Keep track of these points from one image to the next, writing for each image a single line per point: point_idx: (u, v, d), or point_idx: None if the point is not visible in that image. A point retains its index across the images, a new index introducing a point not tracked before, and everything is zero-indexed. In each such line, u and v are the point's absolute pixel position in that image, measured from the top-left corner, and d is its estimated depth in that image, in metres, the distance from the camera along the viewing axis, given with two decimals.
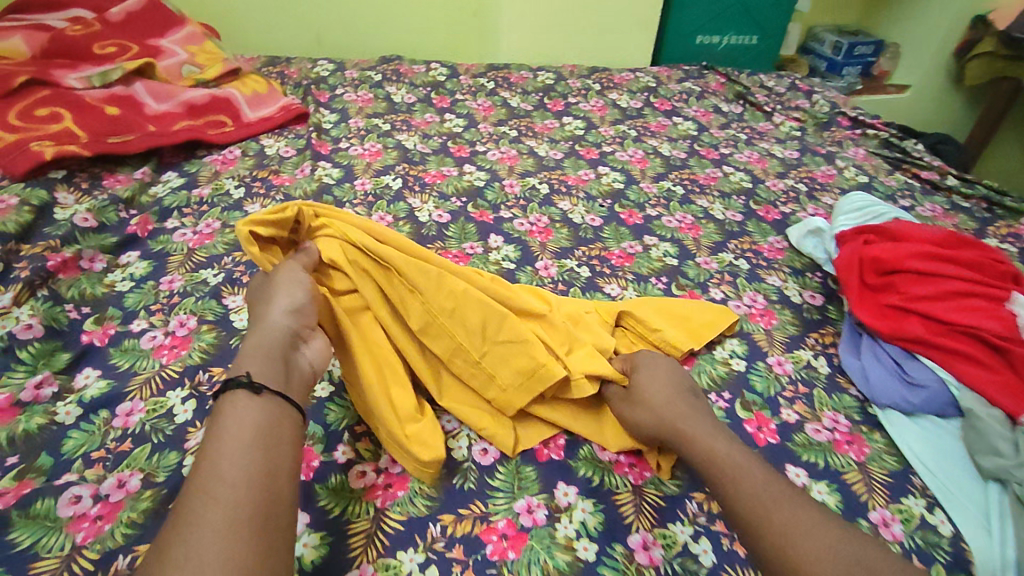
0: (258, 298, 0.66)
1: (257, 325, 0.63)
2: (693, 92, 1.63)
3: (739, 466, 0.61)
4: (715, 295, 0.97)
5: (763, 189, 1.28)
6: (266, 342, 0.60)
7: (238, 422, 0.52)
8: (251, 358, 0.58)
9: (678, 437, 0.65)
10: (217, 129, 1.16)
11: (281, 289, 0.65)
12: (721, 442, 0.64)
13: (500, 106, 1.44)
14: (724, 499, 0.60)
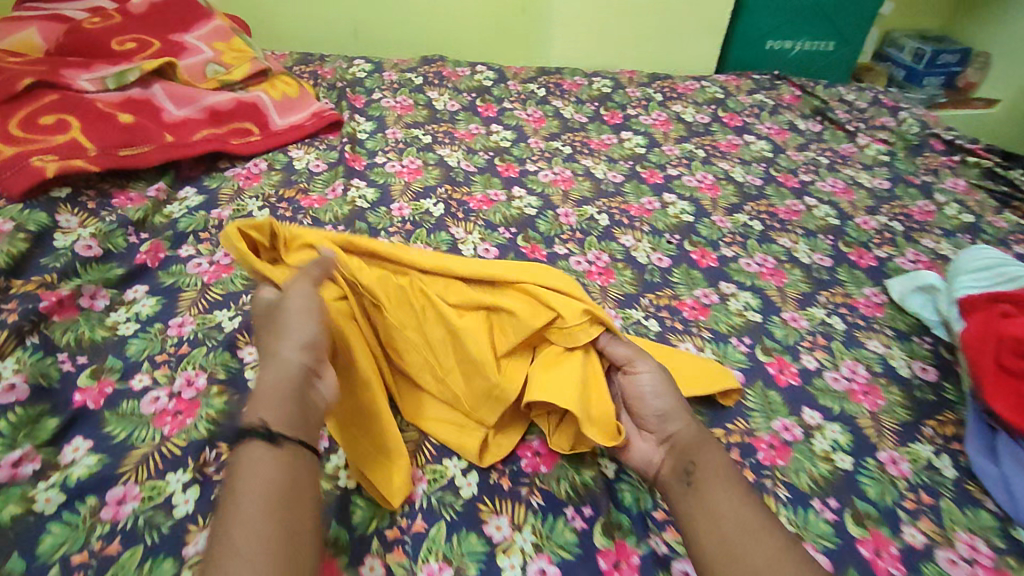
0: (267, 324, 0.61)
1: (267, 357, 0.57)
2: (765, 106, 1.46)
3: (738, 480, 0.60)
4: (809, 364, 0.84)
5: (852, 227, 1.12)
6: (282, 381, 0.55)
7: (253, 471, 0.49)
8: (266, 402, 0.53)
9: (687, 431, 0.64)
10: (241, 138, 1.04)
11: (292, 314, 0.60)
12: (725, 455, 0.63)
13: (551, 117, 1.29)
14: (705, 493, 0.58)
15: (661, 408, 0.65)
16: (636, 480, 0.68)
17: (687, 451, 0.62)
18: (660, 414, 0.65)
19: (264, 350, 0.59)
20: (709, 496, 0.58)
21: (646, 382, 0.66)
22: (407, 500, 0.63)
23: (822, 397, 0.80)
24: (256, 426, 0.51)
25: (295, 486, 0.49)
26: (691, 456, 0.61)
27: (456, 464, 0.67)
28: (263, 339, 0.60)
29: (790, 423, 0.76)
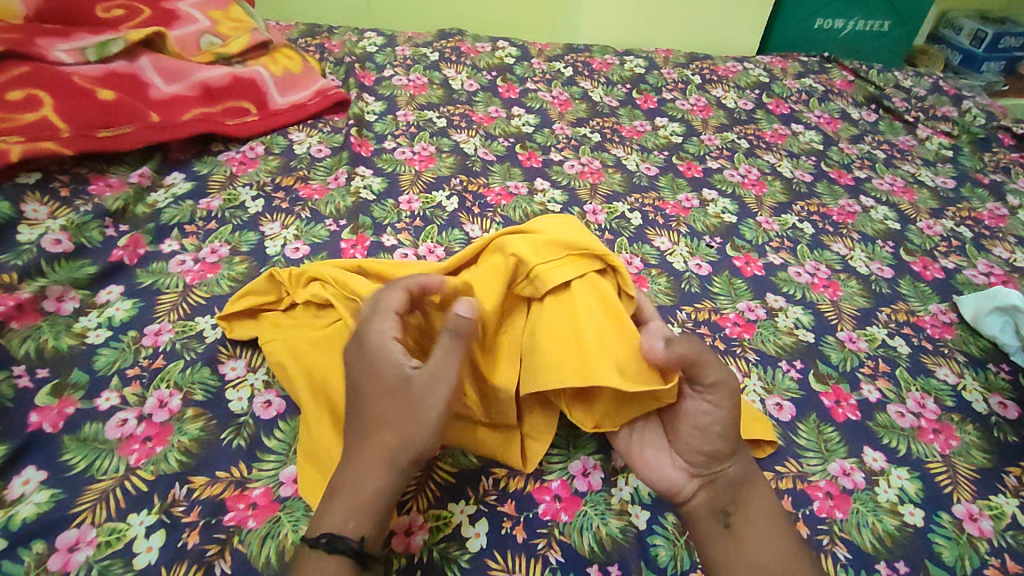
0: (387, 396, 0.52)
1: (375, 451, 0.50)
2: (814, 92, 1.33)
3: (780, 525, 0.55)
4: (869, 396, 0.73)
5: (914, 232, 0.99)
6: (381, 491, 0.49)
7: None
8: (362, 512, 0.49)
9: (732, 471, 0.56)
10: (237, 118, 0.94)
11: (425, 417, 0.51)
12: (763, 494, 0.57)
13: (579, 99, 1.17)
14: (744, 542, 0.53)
15: (714, 450, 0.55)
16: (672, 533, 0.58)
17: (728, 489, 0.56)
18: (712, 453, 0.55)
19: (372, 433, 0.51)
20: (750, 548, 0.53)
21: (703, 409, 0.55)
22: (405, 553, 0.54)
23: (884, 435, 0.70)
24: (352, 546, 0.47)
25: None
26: (733, 500, 0.55)
27: (464, 509, 0.58)
28: (374, 409, 0.52)
29: (848, 467, 0.66)
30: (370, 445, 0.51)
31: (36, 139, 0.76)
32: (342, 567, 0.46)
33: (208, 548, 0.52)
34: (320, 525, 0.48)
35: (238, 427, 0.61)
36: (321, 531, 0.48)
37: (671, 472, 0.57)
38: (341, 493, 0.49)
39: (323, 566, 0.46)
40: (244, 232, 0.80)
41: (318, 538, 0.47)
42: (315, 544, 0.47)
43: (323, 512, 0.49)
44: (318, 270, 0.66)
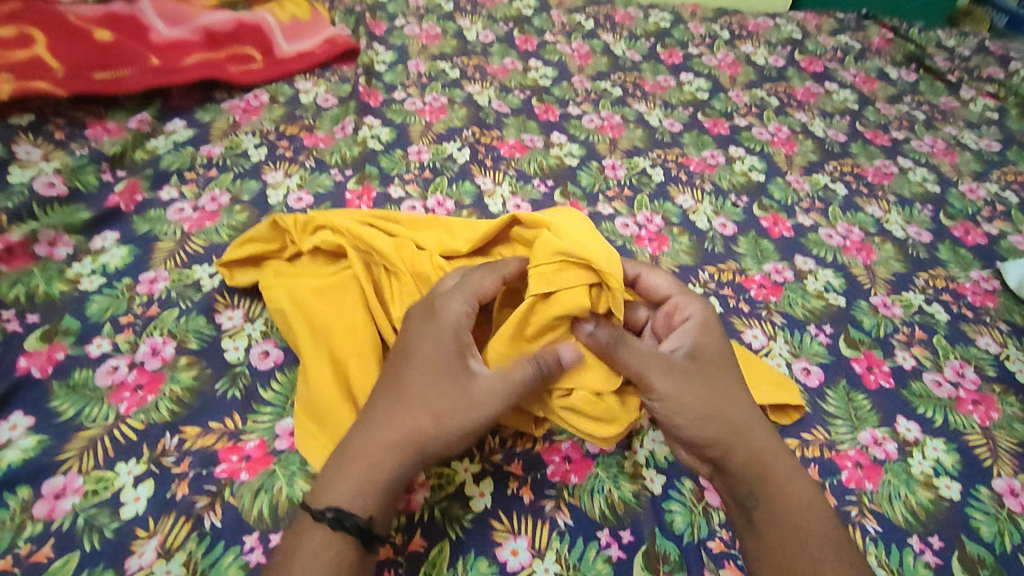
0: (443, 381, 0.50)
1: (406, 432, 0.48)
2: (850, 49, 1.25)
3: (811, 518, 0.50)
4: (904, 363, 0.69)
5: (956, 195, 0.93)
6: (397, 475, 0.47)
7: (310, 559, 0.43)
8: (373, 490, 0.46)
9: (744, 455, 0.51)
10: (241, 65, 0.90)
11: (472, 420, 0.49)
12: (795, 480, 0.52)
13: (600, 53, 1.11)
14: (766, 534, 0.50)
15: (694, 439, 0.51)
16: (689, 500, 0.55)
17: (745, 478, 0.51)
18: (697, 442, 0.51)
19: (411, 413, 0.48)
20: (774, 541, 0.49)
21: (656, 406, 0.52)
22: (405, 511, 0.52)
23: (920, 404, 0.65)
24: (358, 523, 0.44)
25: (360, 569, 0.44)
26: (750, 489, 0.51)
27: (468, 468, 0.55)
28: (424, 392, 0.49)
29: (880, 437, 0.62)
30: (400, 426, 0.48)
31: (27, 77, 0.74)
32: (346, 545, 0.44)
33: (199, 500, 0.50)
34: (323, 496, 0.46)
35: (233, 377, 0.58)
36: (327, 502, 0.45)
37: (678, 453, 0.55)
38: (352, 465, 0.47)
39: (326, 541, 0.44)
40: (245, 180, 0.77)
41: (323, 510, 0.45)
42: (319, 517, 0.45)
43: (329, 479, 0.47)
44: (328, 219, 0.62)
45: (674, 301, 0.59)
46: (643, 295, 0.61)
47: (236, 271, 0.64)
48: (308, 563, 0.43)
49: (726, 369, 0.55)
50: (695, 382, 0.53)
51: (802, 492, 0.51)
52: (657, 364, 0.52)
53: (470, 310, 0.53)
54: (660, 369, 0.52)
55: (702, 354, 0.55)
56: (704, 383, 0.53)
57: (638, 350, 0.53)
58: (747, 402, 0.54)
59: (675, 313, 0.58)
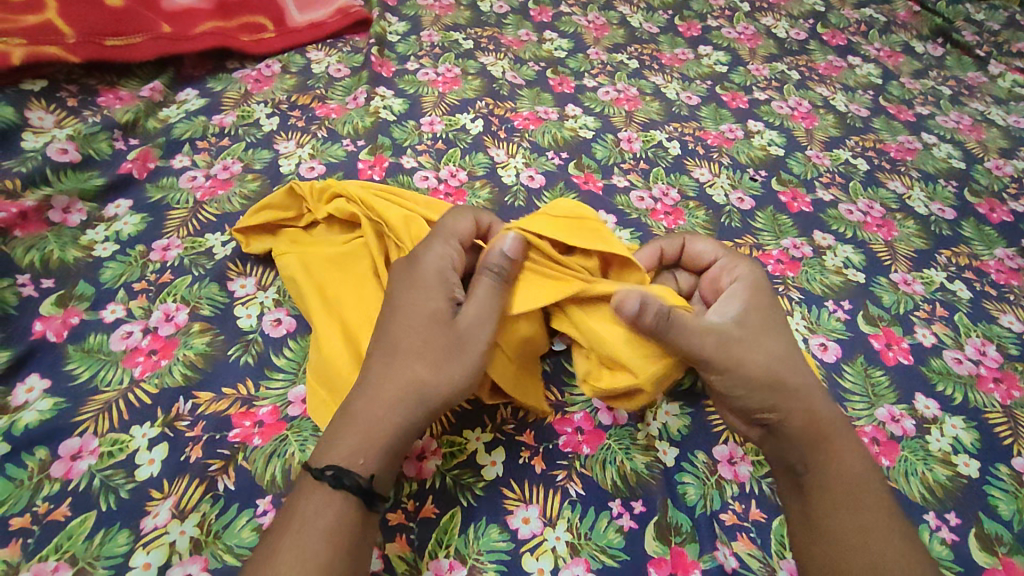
0: (432, 324, 0.49)
1: (404, 380, 0.47)
2: (875, 22, 1.20)
3: (863, 491, 0.50)
4: (924, 340, 0.67)
5: (982, 172, 0.90)
6: (401, 429, 0.47)
7: (312, 519, 0.43)
8: (375, 448, 0.45)
9: (799, 421, 0.51)
10: (253, 34, 0.89)
11: (466, 357, 0.49)
12: (845, 447, 0.51)
13: (617, 25, 1.08)
14: (818, 503, 0.49)
15: (744, 406, 0.51)
16: (702, 472, 0.55)
17: (797, 444, 0.51)
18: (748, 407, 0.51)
19: (405, 360, 0.48)
20: (824, 511, 0.49)
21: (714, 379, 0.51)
22: (416, 477, 0.52)
23: (939, 382, 0.64)
24: (358, 483, 0.44)
25: (363, 528, 0.44)
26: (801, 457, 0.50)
27: (480, 437, 0.54)
28: (413, 338, 0.49)
29: (898, 414, 0.61)
30: (396, 375, 0.48)
31: (39, 42, 0.75)
32: (347, 504, 0.43)
33: (212, 463, 0.50)
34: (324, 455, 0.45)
35: (246, 344, 0.58)
36: (327, 461, 0.45)
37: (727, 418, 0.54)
38: (353, 423, 0.46)
39: (328, 500, 0.43)
40: (257, 149, 0.76)
41: (323, 469, 0.44)
42: (319, 475, 0.44)
43: (334, 439, 0.46)
44: (344, 188, 0.61)
45: (720, 264, 0.59)
46: (688, 260, 0.61)
47: (253, 238, 0.64)
48: (309, 522, 0.43)
49: (777, 332, 0.54)
50: (749, 347, 0.52)
51: (849, 454, 0.51)
52: (711, 329, 0.51)
53: (453, 253, 0.53)
54: (716, 339, 0.51)
55: (751, 317, 0.54)
56: (759, 347, 0.52)
57: (688, 327, 0.50)
58: (802, 368, 0.53)
59: (722, 275, 0.58)
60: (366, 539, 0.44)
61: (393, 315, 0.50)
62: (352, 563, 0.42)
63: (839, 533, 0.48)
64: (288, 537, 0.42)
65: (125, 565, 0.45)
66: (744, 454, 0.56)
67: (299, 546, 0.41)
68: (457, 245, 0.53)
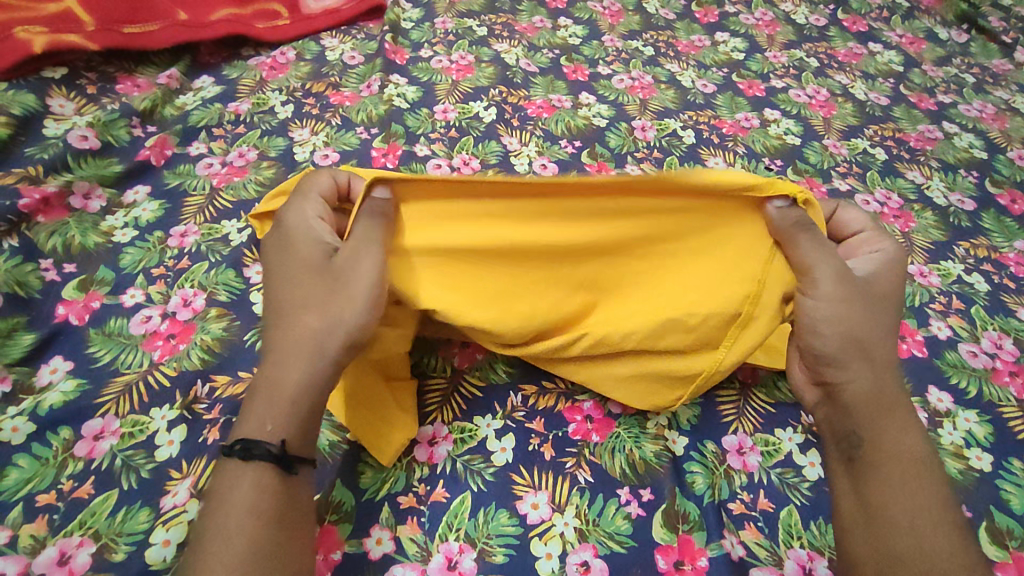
0: (312, 277, 0.48)
1: (301, 339, 0.46)
2: (898, 7, 1.17)
3: (922, 478, 0.47)
4: (939, 333, 0.67)
5: (1004, 162, 0.89)
6: (305, 386, 0.45)
7: (225, 495, 0.42)
8: (278, 413, 0.44)
9: (865, 389, 0.50)
10: (268, 22, 0.89)
11: (352, 294, 0.47)
12: (910, 433, 0.49)
13: (632, 11, 1.06)
14: (870, 481, 0.47)
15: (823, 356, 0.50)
16: (711, 462, 0.55)
17: (860, 414, 0.49)
18: (819, 356, 0.51)
19: (295, 316, 0.47)
20: (877, 490, 0.47)
21: (813, 307, 0.50)
22: (427, 462, 0.52)
23: (953, 374, 0.64)
24: (267, 449, 0.43)
25: (281, 491, 0.43)
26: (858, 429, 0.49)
27: (490, 423, 0.55)
28: (295, 294, 0.48)
29: None
30: (290, 332, 0.47)
31: (60, 30, 0.76)
32: (258, 472, 0.43)
33: None
34: (237, 430, 0.44)
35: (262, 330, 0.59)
36: (237, 436, 0.44)
37: (794, 371, 0.54)
38: (268, 395, 0.45)
39: (240, 474, 0.43)
40: (272, 137, 0.77)
41: (231, 445, 0.43)
42: (228, 452, 0.43)
43: (244, 413, 0.45)
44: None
45: (864, 236, 0.56)
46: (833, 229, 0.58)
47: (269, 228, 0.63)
48: (223, 500, 0.42)
49: (891, 308, 0.53)
50: (853, 300, 0.50)
51: (914, 442, 0.49)
52: (834, 269, 0.50)
53: (315, 207, 0.51)
54: (832, 271, 0.50)
55: (874, 285, 0.52)
56: (858, 309, 0.50)
57: (818, 242, 0.50)
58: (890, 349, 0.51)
59: (862, 247, 0.56)
60: (289, 506, 0.43)
61: (274, 283, 0.49)
62: (278, 525, 0.42)
63: (888, 512, 0.46)
64: (205, 518, 0.41)
65: (146, 542, 0.46)
66: (753, 445, 0.56)
67: (217, 526, 0.41)
68: (319, 199, 0.52)
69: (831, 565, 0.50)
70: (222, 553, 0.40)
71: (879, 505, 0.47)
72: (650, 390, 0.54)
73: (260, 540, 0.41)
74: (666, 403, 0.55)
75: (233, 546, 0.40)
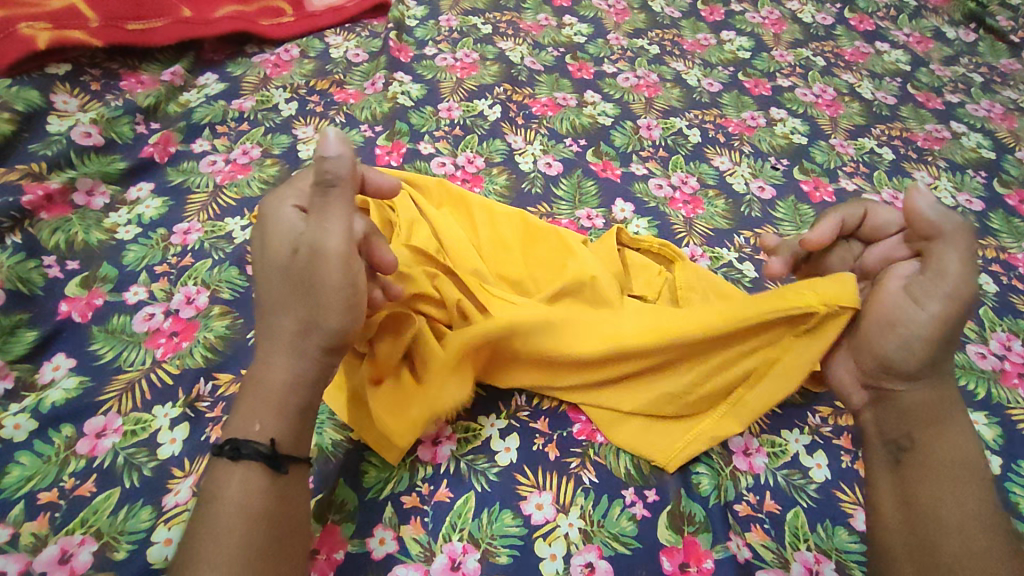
0: (285, 276, 0.45)
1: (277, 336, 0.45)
2: (905, 6, 1.16)
3: (974, 480, 0.45)
4: None
5: (1013, 162, 0.88)
6: (293, 385, 0.45)
7: (214, 495, 0.41)
8: (269, 412, 0.44)
9: (925, 397, 0.48)
10: (273, 19, 0.89)
11: (326, 298, 0.44)
12: (966, 437, 0.47)
13: (637, 9, 1.06)
14: (915, 480, 0.46)
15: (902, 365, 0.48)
16: (717, 463, 0.54)
17: (907, 418, 0.49)
18: (894, 366, 0.48)
19: (278, 318, 0.45)
20: (921, 488, 0.46)
21: (921, 318, 0.47)
22: (431, 462, 0.52)
23: (962, 375, 0.63)
24: (258, 449, 0.42)
25: (273, 491, 0.42)
26: (910, 429, 0.48)
27: (494, 423, 0.55)
28: (273, 293, 0.45)
29: None
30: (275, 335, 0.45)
31: (64, 27, 0.76)
32: (249, 472, 0.42)
33: None
34: (228, 429, 0.44)
35: None
36: (228, 435, 0.43)
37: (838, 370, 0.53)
38: (257, 391, 0.45)
39: (230, 474, 0.42)
40: (275, 134, 0.77)
41: (221, 444, 0.42)
42: (218, 451, 0.42)
43: (234, 412, 0.45)
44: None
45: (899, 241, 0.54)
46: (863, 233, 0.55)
47: None
48: (213, 501, 0.41)
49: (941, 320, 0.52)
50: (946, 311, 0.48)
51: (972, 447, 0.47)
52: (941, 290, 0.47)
53: (295, 199, 0.47)
54: (943, 291, 0.47)
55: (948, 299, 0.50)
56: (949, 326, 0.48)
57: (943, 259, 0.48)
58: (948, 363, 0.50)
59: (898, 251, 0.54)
60: (245, 498, 0.41)
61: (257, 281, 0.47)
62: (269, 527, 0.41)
63: (933, 511, 0.45)
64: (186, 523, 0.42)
65: (148, 540, 0.46)
66: (759, 446, 0.56)
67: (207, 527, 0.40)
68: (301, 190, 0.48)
69: (839, 568, 0.50)
70: (208, 552, 0.39)
71: (925, 503, 0.45)
72: (654, 438, 0.54)
73: (209, 538, 0.40)
74: (651, 454, 0.53)
75: (222, 546, 0.39)
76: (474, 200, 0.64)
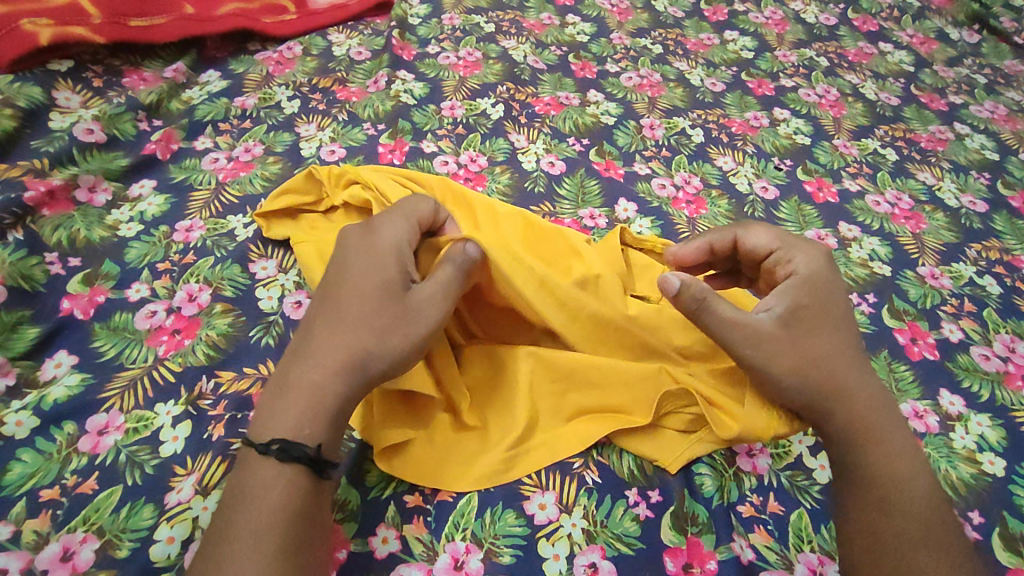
0: (385, 295, 0.48)
1: (347, 349, 0.46)
2: (909, 7, 1.16)
3: (907, 498, 0.48)
4: (951, 336, 0.66)
5: (1016, 164, 0.88)
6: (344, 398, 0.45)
7: (257, 493, 0.41)
8: (319, 418, 0.44)
9: (841, 420, 0.50)
10: (275, 16, 0.89)
11: (415, 330, 0.47)
12: (898, 453, 0.50)
13: (640, 8, 1.05)
14: (856, 502, 0.49)
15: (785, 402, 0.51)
16: (720, 464, 0.54)
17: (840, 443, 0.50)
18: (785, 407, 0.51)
19: (352, 328, 0.46)
20: (864, 507, 0.48)
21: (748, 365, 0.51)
22: None
23: (965, 377, 0.63)
24: (308, 454, 0.42)
25: (315, 496, 0.43)
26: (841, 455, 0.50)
27: None
28: (361, 305, 0.47)
29: (922, 409, 0.60)
30: (341, 343, 0.46)
31: (66, 22, 0.76)
32: (297, 475, 0.42)
33: (234, 442, 0.51)
34: (268, 429, 0.43)
35: (267, 326, 0.58)
36: (271, 434, 0.43)
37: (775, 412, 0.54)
38: (299, 395, 0.44)
39: (276, 475, 0.42)
40: (279, 132, 0.76)
41: (268, 443, 0.42)
42: (265, 450, 0.42)
43: (272, 413, 0.44)
44: (359, 174, 0.63)
45: (776, 256, 0.56)
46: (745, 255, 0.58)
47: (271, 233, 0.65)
48: (256, 499, 0.41)
49: (828, 328, 0.52)
50: (804, 337, 0.51)
51: (905, 462, 0.49)
52: (751, 333, 0.50)
53: (409, 228, 0.51)
54: (750, 331, 0.50)
55: (801, 313, 0.52)
56: (791, 350, 0.51)
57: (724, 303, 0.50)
58: (858, 377, 0.52)
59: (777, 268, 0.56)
60: (288, 499, 0.42)
61: (339, 287, 0.48)
62: (308, 532, 0.42)
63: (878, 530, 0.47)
64: (215, 513, 0.42)
65: (150, 539, 0.46)
66: (763, 447, 0.56)
67: (250, 526, 0.40)
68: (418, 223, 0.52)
69: None
70: (251, 553, 0.39)
71: (865, 524, 0.48)
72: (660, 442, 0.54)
73: (252, 538, 0.40)
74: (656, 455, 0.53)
75: (266, 548, 0.39)
76: (477, 199, 0.64)
